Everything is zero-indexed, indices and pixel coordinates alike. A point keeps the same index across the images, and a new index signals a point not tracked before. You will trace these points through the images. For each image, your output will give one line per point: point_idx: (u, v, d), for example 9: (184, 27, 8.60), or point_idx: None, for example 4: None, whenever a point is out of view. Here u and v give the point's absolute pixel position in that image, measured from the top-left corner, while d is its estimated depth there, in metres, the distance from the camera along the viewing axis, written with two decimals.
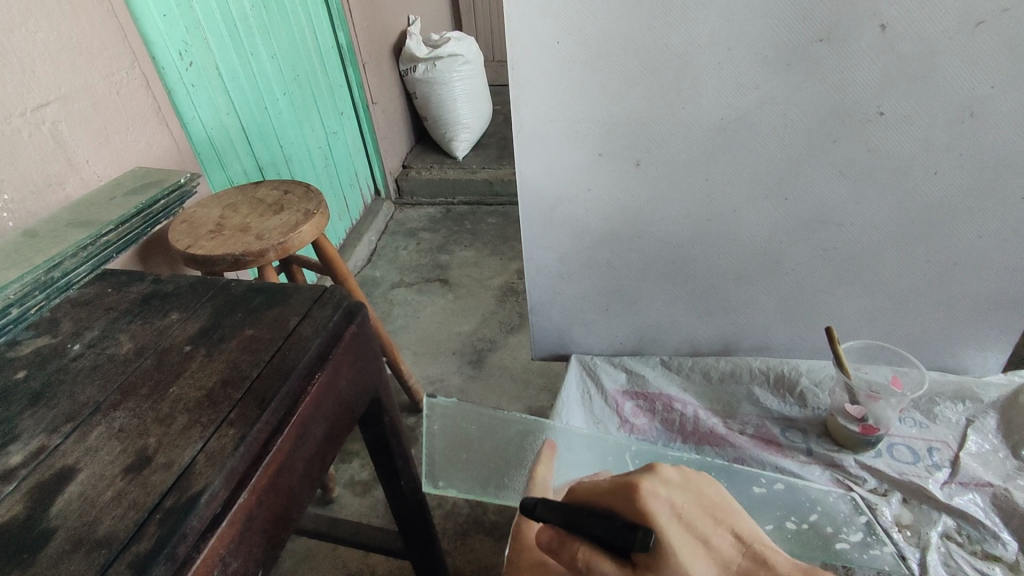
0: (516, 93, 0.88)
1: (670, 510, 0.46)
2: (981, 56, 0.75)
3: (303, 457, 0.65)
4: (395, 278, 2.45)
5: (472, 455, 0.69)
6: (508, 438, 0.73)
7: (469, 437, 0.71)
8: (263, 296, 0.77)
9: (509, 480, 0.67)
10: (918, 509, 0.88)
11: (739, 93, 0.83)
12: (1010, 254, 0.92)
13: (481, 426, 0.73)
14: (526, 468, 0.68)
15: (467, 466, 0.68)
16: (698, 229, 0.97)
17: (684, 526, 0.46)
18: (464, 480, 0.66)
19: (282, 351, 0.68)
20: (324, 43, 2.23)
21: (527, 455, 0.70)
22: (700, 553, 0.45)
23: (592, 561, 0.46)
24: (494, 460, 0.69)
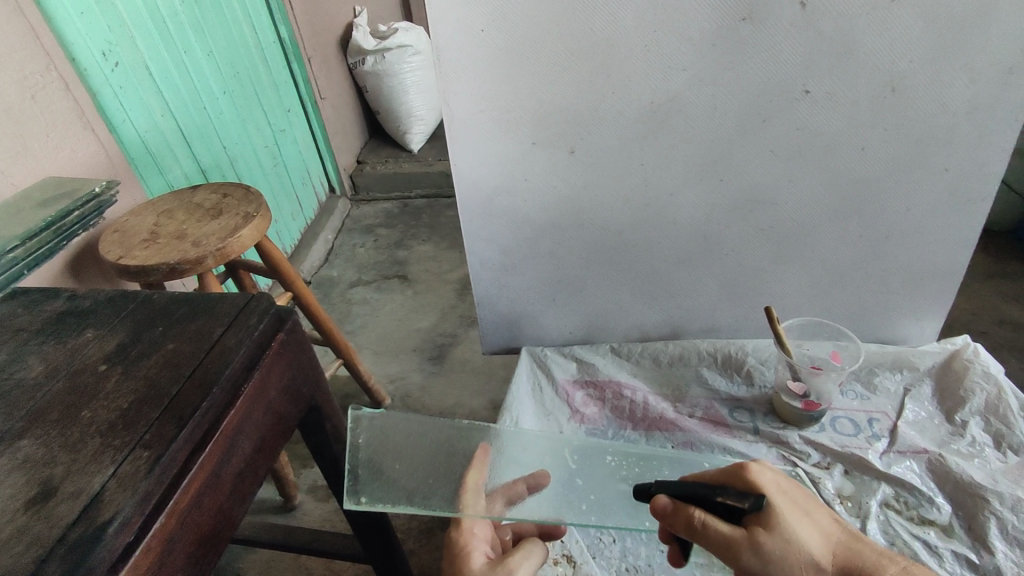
0: (445, 84, 0.86)
1: (774, 488, 0.60)
2: (897, 31, 0.77)
3: (232, 472, 0.63)
4: (353, 276, 2.41)
5: (400, 465, 0.69)
6: (438, 444, 0.73)
7: (395, 448, 0.70)
8: (185, 306, 0.73)
9: (436, 488, 0.68)
10: (859, 479, 0.90)
11: (667, 76, 0.83)
12: (937, 225, 0.94)
13: (409, 434, 0.72)
14: (452, 479, 0.70)
15: (391, 476, 0.67)
16: (638, 215, 0.97)
17: (785, 500, 0.60)
18: (388, 491, 0.65)
19: (203, 363, 0.65)
20: (265, 38, 2.16)
21: (457, 461, 0.73)
22: (798, 519, 0.59)
23: (709, 520, 0.57)
24: (421, 470, 0.69)
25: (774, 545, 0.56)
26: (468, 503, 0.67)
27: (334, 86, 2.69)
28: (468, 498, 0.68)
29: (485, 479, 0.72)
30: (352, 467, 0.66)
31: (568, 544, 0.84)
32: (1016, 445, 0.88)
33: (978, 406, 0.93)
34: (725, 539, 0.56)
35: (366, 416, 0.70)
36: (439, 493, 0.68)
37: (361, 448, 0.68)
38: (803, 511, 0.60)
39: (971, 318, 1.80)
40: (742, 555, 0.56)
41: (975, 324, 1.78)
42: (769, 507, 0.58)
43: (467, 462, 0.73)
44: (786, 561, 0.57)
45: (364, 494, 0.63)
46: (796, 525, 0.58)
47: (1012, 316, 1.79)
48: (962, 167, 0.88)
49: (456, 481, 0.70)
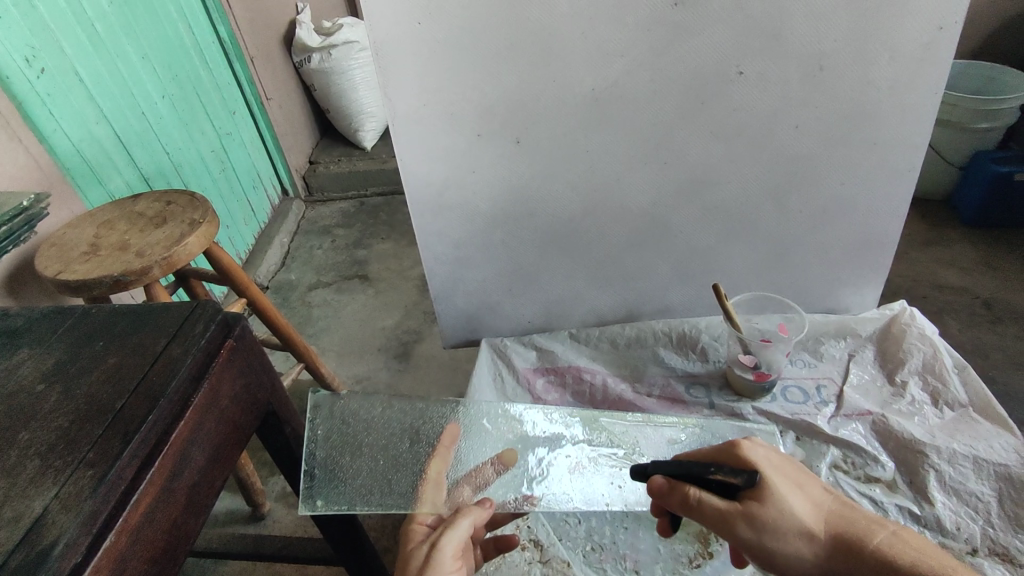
0: (385, 80, 0.85)
1: (767, 462, 0.61)
2: (822, 11, 0.80)
3: (187, 483, 0.62)
4: (312, 279, 2.37)
5: (359, 458, 0.70)
6: (403, 427, 0.74)
7: (356, 439, 0.70)
8: (127, 319, 0.71)
9: (396, 483, 0.70)
10: (808, 445, 0.94)
11: (605, 63, 0.84)
12: (871, 197, 0.98)
13: (370, 422, 0.73)
14: (412, 469, 0.72)
15: (350, 471, 0.68)
16: (587, 201, 0.98)
17: (780, 472, 0.60)
18: (346, 490, 0.67)
19: (148, 376, 0.63)
20: (203, 38, 2.09)
21: (421, 448, 0.73)
22: (793, 490, 0.59)
23: (702, 496, 0.58)
24: (382, 462, 0.71)
25: (769, 517, 0.57)
26: (424, 496, 0.70)
27: (281, 86, 2.62)
28: (426, 491, 0.71)
29: (449, 463, 0.74)
30: (309, 467, 0.67)
31: (535, 529, 0.85)
32: (952, 402, 0.94)
33: (916, 367, 0.98)
34: (720, 513, 0.57)
35: (322, 403, 0.70)
36: (400, 485, 0.70)
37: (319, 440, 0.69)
38: (801, 483, 0.60)
39: (913, 285, 1.88)
40: (736, 527, 0.57)
41: (917, 290, 1.87)
42: (762, 479, 0.58)
43: (431, 446, 0.74)
44: (781, 531, 0.57)
45: (320, 496, 0.66)
46: (792, 495, 0.59)
47: (950, 280, 1.88)
48: (890, 140, 0.92)
49: (418, 473, 0.72)
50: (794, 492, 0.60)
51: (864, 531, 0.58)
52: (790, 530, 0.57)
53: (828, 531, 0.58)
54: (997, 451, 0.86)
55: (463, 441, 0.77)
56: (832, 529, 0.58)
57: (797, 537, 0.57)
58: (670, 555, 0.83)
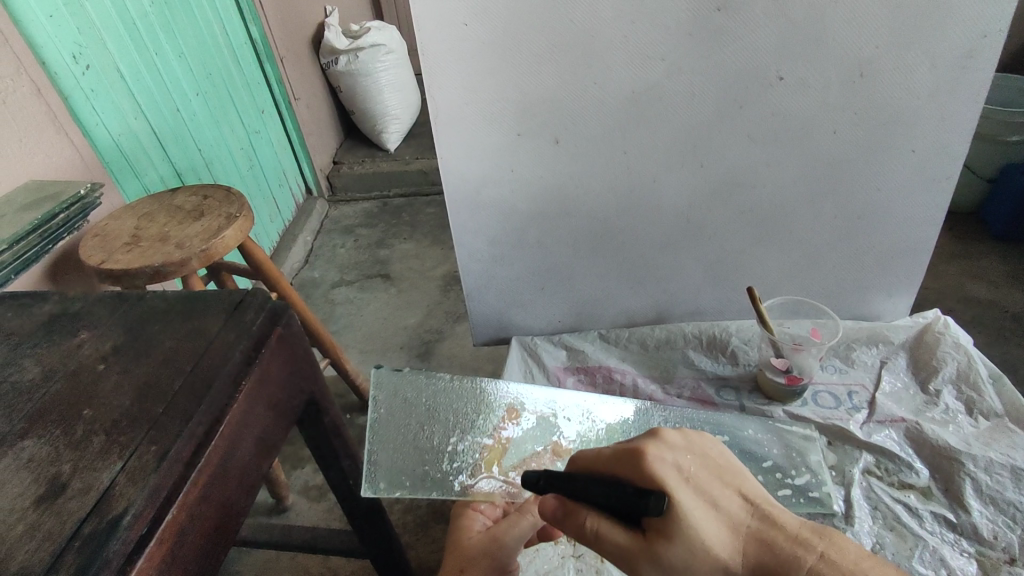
0: (430, 80, 0.88)
1: (674, 474, 0.47)
2: (864, 17, 0.80)
3: (237, 465, 0.63)
4: (335, 277, 2.40)
5: (420, 437, 0.68)
6: (466, 408, 0.72)
7: (416, 416, 0.69)
8: (181, 304, 0.73)
9: (457, 464, 0.67)
10: (841, 450, 0.93)
11: (646, 65, 0.85)
12: (907, 204, 0.98)
13: (431, 401, 0.71)
14: (475, 451, 0.69)
15: (411, 452, 0.66)
16: (622, 202, 1.00)
17: (691, 493, 0.47)
18: (410, 471, 0.65)
19: (204, 359, 0.65)
20: (236, 38, 2.13)
21: (484, 430, 0.71)
22: (706, 515, 0.46)
23: (600, 528, 0.47)
24: (444, 441, 0.68)
25: (678, 557, 0.45)
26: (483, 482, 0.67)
27: (308, 86, 2.66)
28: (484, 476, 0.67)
29: (507, 451, 0.70)
30: (372, 447, 0.65)
31: None
32: (987, 411, 0.93)
33: (949, 375, 0.98)
34: (621, 550, 0.47)
35: (384, 379, 0.69)
36: (461, 467, 0.67)
37: (381, 420, 0.67)
38: (717, 502, 0.47)
39: (939, 297, 1.87)
40: (641, 567, 0.46)
41: (943, 302, 1.85)
42: (670, 509, 0.45)
43: (495, 429, 0.72)
44: (695, 572, 0.45)
45: (382, 477, 0.63)
46: (705, 522, 0.46)
47: (978, 293, 1.87)
48: (928, 147, 0.92)
49: (478, 456, 0.68)
50: (708, 516, 0.46)
51: (794, 561, 0.46)
52: (704, 571, 0.45)
53: (749, 565, 0.46)
54: None
55: (520, 425, 0.73)
56: (756, 561, 0.46)
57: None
58: None
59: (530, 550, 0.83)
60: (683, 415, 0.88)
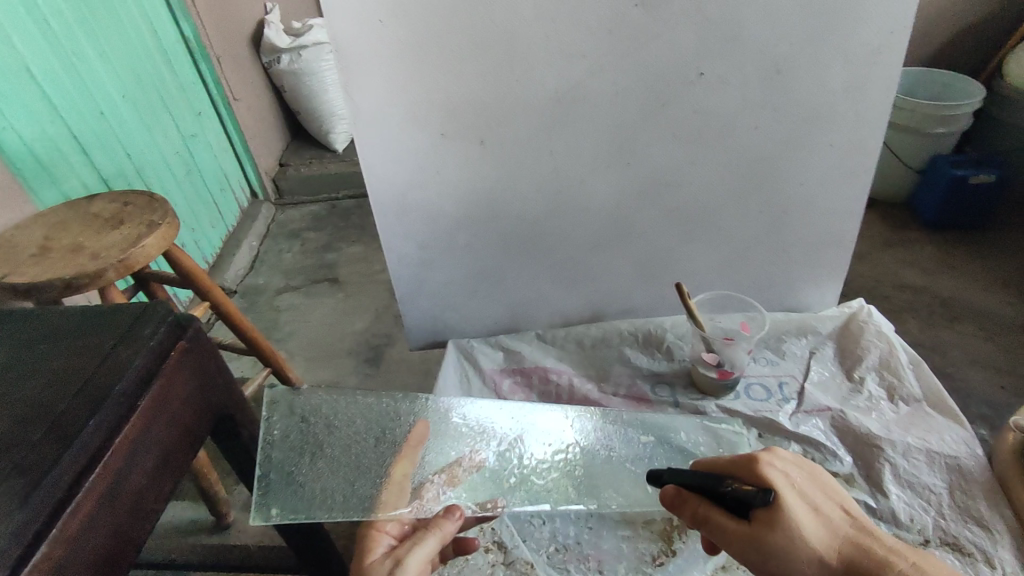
0: (346, 79, 0.85)
1: (784, 480, 0.62)
2: (778, 14, 0.81)
3: (130, 490, 0.58)
4: (281, 283, 2.33)
5: (318, 460, 0.68)
6: (368, 429, 0.74)
7: (316, 435, 0.69)
8: (76, 319, 0.68)
9: (358, 486, 0.68)
10: (770, 442, 0.94)
11: (568, 64, 0.84)
12: (830, 198, 1.00)
13: (331, 423, 0.72)
14: (374, 473, 0.70)
15: (308, 474, 0.66)
16: (551, 202, 0.98)
17: (796, 499, 0.61)
18: (306, 494, 0.65)
19: (96, 375, 0.60)
20: (166, 37, 2.04)
21: (387, 451, 0.73)
22: (808, 515, 0.61)
23: (711, 513, 0.61)
24: (345, 464, 0.69)
25: (778, 539, 0.59)
26: (386, 503, 0.69)
27: (249, 86, 2.57)
28: (388, 497, 0.70)
29: (413, 469, 0.74)
30: (265, 470, 0.64)
31: (499, 531, 0.84)
32: (907, 397, 0.96)
33: (873, 363, 1.00)
34: (728, 530, 0.60)
35: (281, 397, 0.69)
36: (362, 489, 0.69)
37: (275, 440, 0.65)
38: (818, 507, 0.62)
39: (875, 285, 1.93)
40: (745, 548, 0.60)
41: (879, 289, 1.92)
42: (777, 503, 0.60)
43: (397, 448, 0.74)
44: (790, 556, 0.59)
45: (275, 505, 0.63)
46: (807, 521, 0.60)
47: (910, 280, 1.94)
48: (846, 143, 0.94)
49: (381, 477, 0.70)
50: (811, 518, 0.61)
51: (888, 563, 0.59)
52: (797, 556, 0.59)
53: (842, 558, 0.60)
54: (948, 445, 0.88)
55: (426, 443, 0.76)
56: (847, 558, 0.60)
57: (809, 564, 0.59)
58: (633, 553, 0.82)
59: (459, 560, 0.81)
60: (618, 417, 0.90)
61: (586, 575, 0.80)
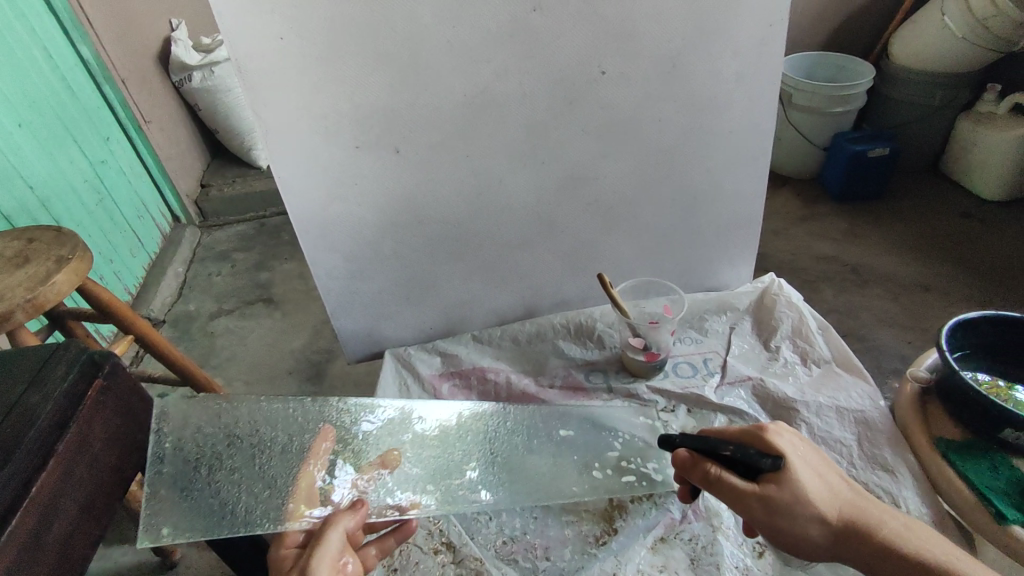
0: (253, 97, 0.84)
1: (792, 448, 0.68)
2: (666, 11, 0.87)
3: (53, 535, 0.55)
4: (213, 307, 2.25)
5: (214, 474, 0.69)
6: (271, 437, 0.74)
7: (212, 449, 0.70)
8: None
9: (262, 499, 0.69)
10: (699, 415, 0.99)
11: (474, 69, 0.87)
12: (733, 182, 1.07)
13: (229, 433, 0.72)
14: (280, 484, 0.71)
15: (204, 489, 0.68)
16: (473, 205, 1.01)
17: (806, 466, 0.68)
18: (201, 507, 0.66)
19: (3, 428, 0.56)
20: (63, 61, 1.93)
21: (292, 458, 0.74)
22: (812, 478, 0.67)
23: (722, 473, 0.67)
24: (246, 477, 0.70)
25: (785, 498, 0.64)
26: (295, 511, 0.70)
27: (161, 106, 2.46)
28: (295, 505, 0.70)
29: (321, 473, 0.74)
30: (154, 487, 0.66)
31: (447, 531, 0.85)
32: (818, 359, 1.03)
33: (786, 332, 1.08)
34: (735, 489, 0.66)
35: (172, 408, 0.70)
36: (264, 501, 0.69)
37: (168, 453, 0.68)
38: (822, 473, 0.68)
39: (793, 257, 2.06)
40: (752, 506, 0.65)
41: (797, 262, 2.04)
42: (784, 467, 0.66)
43: (303, 455, 0.74)
44: (795, 514, 0.65)
45: (166, 525, 0.64)
46: (812, 483, 0.66)
47: (825, 250, 2.07)
48: (742, 129, 1.00)
49: (287, 485, 0.71)
50: (815, 481, 0.67)
51: (880, 521, 0.66)
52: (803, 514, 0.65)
53: (842, 518, 0.66)
54: (854, 400, 0.95)
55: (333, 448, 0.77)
56: (848, 519, 0.66)
57: (809, 522, 0.65)
58: (578, 537, 0.84)
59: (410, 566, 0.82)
60: (544, 410, 0.92)
61: (533, 564, 0.82)
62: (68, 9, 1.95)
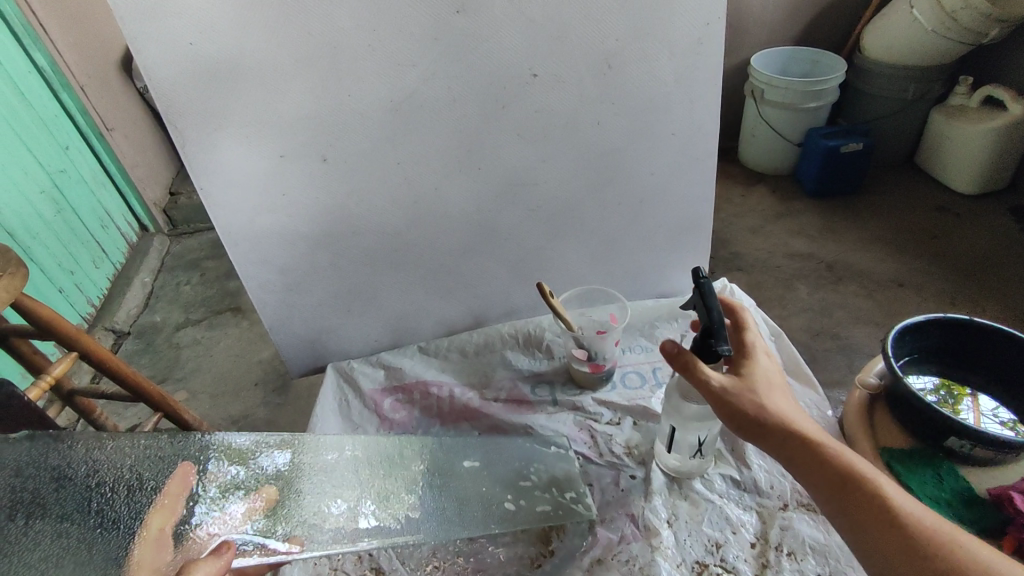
0: (166, 107, 0.80)
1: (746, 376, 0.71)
2: (596, 12, 0.84)
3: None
4: (179, 317, 2.21)
5: (35, 522, 0.59)
6: (118, 479, 0.66)
7: (32, 492, 0.61)
8: None
9: (103, 543, 0.59)
10: (644, 428, 0.96)
11: (399, 73, 0.84)
12: (681, 184, 1.04)
13: (66, 471, 0.65)
14: (127, 525, 0.62)
15: (19, 540, 0.57)
16: (410, 214, 0.97)
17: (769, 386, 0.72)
18: (4, 559, 0.54)
19: None
20: (16, 68, 1.89)
21: (141, 497, 0.65)
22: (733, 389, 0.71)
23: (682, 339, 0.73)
24: (81, 521, 0.60)
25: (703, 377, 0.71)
26: (143, 559, 0.59)
27: (124, 113, 2.42)
28: (143, 551, 0.60)
29: (176, 518, 0.65)
30: None
31: (377, 557, 0.82)
32: None
33: None
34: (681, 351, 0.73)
35: None
36: (106, 545, 0.59)
37: None
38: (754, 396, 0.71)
39: (766, 256, 2.03)
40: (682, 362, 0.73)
41: (770, 260, 2.01)
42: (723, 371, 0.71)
43: (154, 499, 0.66)
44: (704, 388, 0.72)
45: None
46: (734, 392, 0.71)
47: (798, 248, 2.05)
48: (685, 130, 0.97)
49: (132, 528, 0.62)
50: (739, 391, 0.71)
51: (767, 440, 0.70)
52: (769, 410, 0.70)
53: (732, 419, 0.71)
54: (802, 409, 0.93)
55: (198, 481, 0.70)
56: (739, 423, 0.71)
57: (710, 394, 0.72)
58: (513, 559, 0.81)
59: None
60: (445, 442, 0.91)
61: None
62: (21, 16, 1.91)
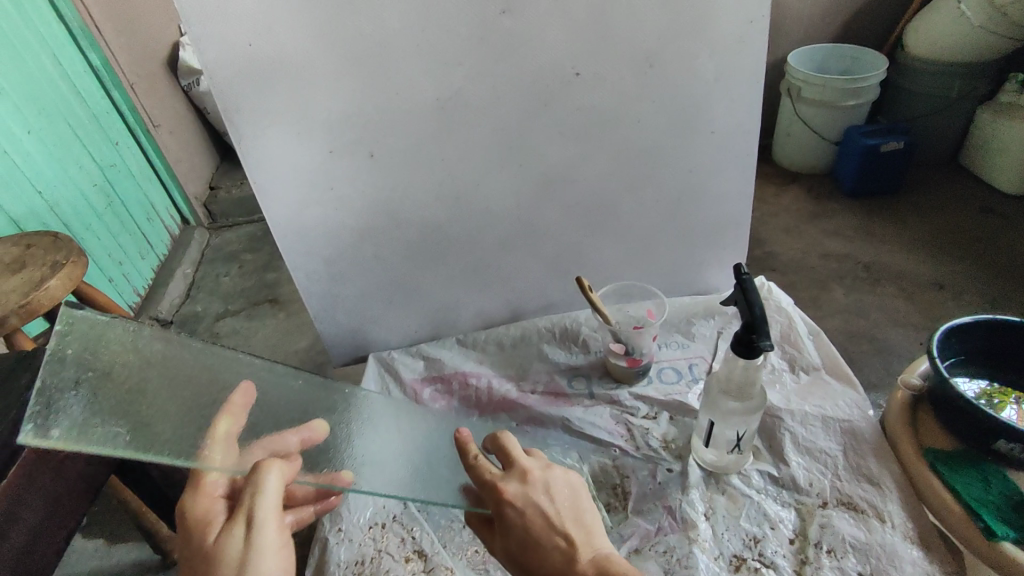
0: (225, 104, 0.84)
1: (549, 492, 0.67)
2: (640, 11, 0.85)
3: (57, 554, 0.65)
4: (219, 308, 2.28)
5: (118, 400, 0.53)
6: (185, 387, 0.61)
7: (107, 362, 0.54)
8: None
9: (180, 433, 0.57)
10: (681, 423, 0.96)
11: (445, 71, 0.86)
12: (720, 182, 1.04)
13: (140, 360, 0.59)
14: (200, 426, 0.60)
15: (103, 404, 0.52)
16: (452, 209, 0.99)
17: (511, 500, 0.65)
18: (88, 420, 0.49)
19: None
20: (71, 67, 1.97)
21: (208, 404, 0.63)
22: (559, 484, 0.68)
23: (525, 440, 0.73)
24: (155, 409, 0.56)
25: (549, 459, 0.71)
26: (214, 453, 0.59)
27: (169, 109, 2.50)
28: (216, 447, 0.59)
29: (240, 426, 0.64)
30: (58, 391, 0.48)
31: (419, 539, 0.85)
32: (807, 366, 1.00)
33: (776, 336, 1.04)
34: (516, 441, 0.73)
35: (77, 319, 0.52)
36: (180, 440, 0.56)
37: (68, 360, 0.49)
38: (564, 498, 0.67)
39: (801, 256, 2.01)
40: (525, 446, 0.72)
41: (805, 260, 1.99)
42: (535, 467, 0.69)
43: (221, 406, 0.64)
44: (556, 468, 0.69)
45: (57, 428, 0.46)
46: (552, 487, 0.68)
47: (834, 249, 2.02)
48: (726, 128, 0.98)
49: (203, 426, 0.60)
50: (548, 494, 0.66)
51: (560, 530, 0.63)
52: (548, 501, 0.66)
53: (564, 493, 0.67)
54: (842, 409, 0.92)
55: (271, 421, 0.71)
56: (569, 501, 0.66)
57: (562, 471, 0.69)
58: None
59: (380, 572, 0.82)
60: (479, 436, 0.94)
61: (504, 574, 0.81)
62: (76, 17, 1.99)
